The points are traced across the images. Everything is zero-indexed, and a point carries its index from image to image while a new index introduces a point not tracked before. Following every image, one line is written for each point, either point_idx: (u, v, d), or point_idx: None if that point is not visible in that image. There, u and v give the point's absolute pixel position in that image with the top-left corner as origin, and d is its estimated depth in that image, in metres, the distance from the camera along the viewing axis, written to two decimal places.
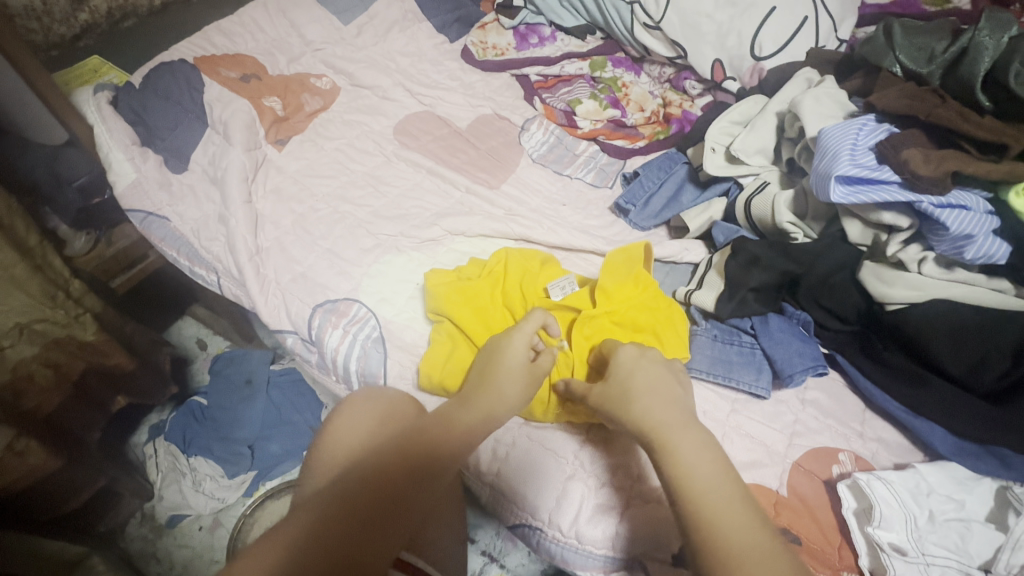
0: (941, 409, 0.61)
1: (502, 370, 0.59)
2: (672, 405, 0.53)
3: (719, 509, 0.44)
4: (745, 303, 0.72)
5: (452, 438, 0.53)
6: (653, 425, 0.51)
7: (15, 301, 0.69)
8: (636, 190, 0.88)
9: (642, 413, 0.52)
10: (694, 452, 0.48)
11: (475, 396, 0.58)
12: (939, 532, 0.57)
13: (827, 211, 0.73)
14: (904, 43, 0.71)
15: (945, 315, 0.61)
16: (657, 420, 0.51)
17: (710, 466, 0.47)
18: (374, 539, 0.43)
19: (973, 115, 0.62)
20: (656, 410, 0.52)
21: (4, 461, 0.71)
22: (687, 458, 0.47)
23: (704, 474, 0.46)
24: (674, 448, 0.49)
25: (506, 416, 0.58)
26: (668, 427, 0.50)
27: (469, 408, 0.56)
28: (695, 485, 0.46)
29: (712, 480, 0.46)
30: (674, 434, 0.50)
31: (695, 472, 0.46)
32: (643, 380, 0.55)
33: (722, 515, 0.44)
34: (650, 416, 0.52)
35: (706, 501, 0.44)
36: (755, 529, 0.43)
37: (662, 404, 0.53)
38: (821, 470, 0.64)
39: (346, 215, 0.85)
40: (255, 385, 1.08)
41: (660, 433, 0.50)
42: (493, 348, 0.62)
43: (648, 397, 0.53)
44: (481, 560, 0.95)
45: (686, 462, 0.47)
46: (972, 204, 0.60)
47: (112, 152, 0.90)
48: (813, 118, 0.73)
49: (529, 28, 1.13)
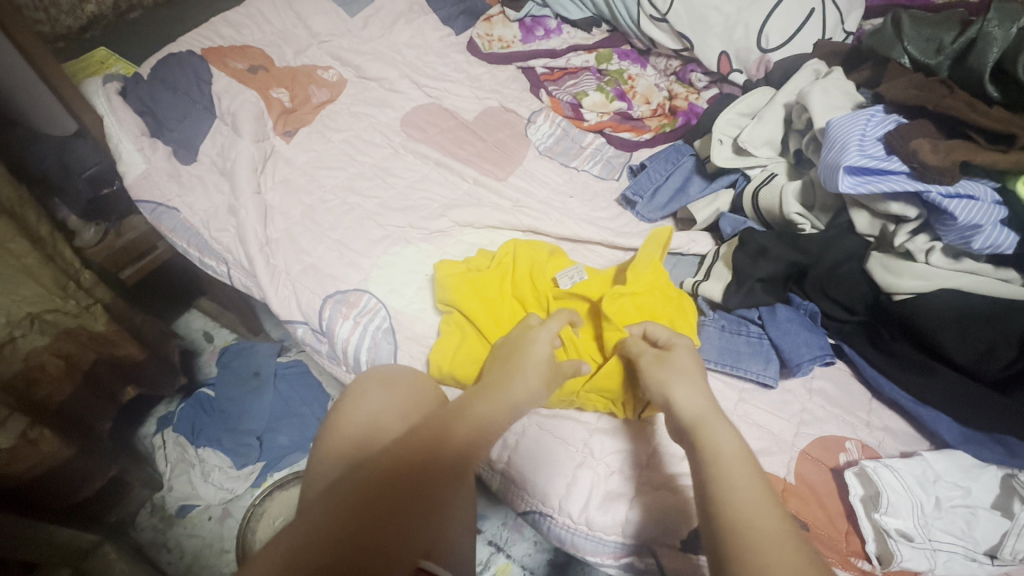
0: (947, 398, 0.62)
1: (526, 361, 0.59)
2: (709, 400, 0.53)
3: (739, 489, 0.44)
4: (752, 293, 0.72)
5: (474, 428, 0.52)
6: (690, 414, 0.52)
7: (27, 290, 0.69)
8: (643, 182, 0.88)
9: (684, 402, 0.53)
10: (727, 441, 0.49)
11: (495, 386, 0.57)
12: (945, 518, 0.58)
13: (835, 202, 0.73)
14: (912, 34, 0.72)
15: (952, 305, 0.62)
16: (695, 407, 0.52)
17: (740, 455, 0.47)
18: (411, 528, 0.41)
19: (981, 105, 0.63)
20: (694, 401, 0.53)
21: (19, 449, 0.71)
22: (722, 445, 0.48)
23: (734, 460, 0.47)
24: (707, 435, 0.49)
25: (527, 404, 0.57)
26: (706, 415, 0.51)
27: (488, 398, 0.55)
28: (724, 468, 0.46)
29: (739, 466, 0.46)
30: (710, 423, 0.51)
31: (726, 457, 0.47)
32: (673, 369, 0.56)
33: (742, 495, 0.44)
34: (693, 404, 0.53)
35: (732, 483, 0.45)
36: (774, 511, 0.43)
37: (699, 397, 0.53)
38: (828, 458, 0.64)
39: (355, 207, 0.85)
40: (263, 377, 1.09)
41: (696, 422, 0.51)
42: (516, 343, 0.62)
43: (686, 387, 0.54)
44: (488, 550, 0.96)
45: (719, 448, 0.48)
46: (980, 194, 0.60)
47: (122, 142, 0.91)
48: (821, 109, 0.73)
49: (535, 20, 1.13)
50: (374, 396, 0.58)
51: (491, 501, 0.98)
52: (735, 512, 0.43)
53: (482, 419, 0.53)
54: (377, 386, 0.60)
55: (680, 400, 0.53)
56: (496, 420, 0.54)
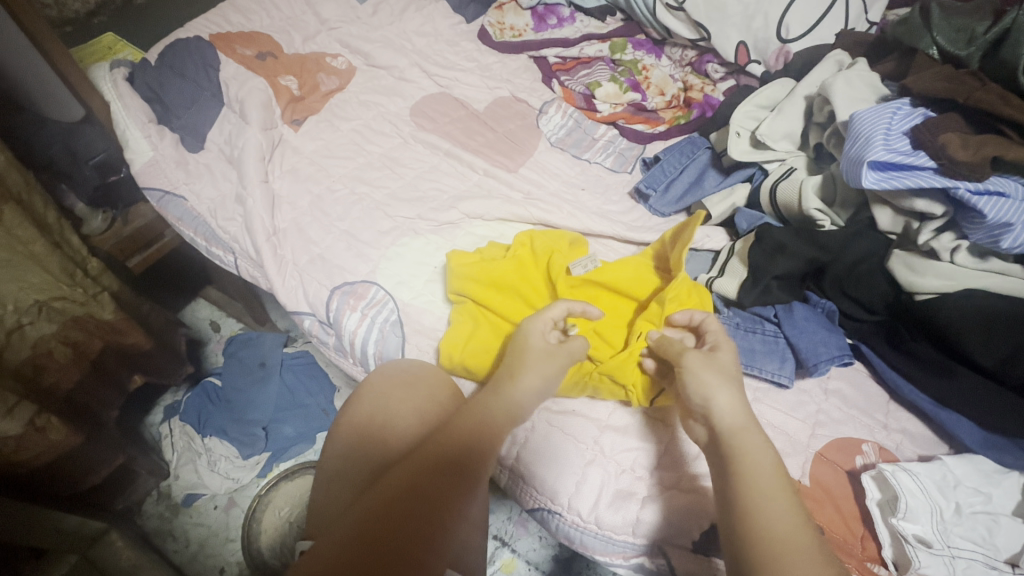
0: (969, 401, 0.60)
1: (528, 356, 0.57)
2: (743, 406, 0.52)
3: (772, 512, 0.44)
4: (768, 291, 0.71)
5: (479, 437, 0.51)
6: (727, 423, 0.51)
7: (34, 278, 0.69)
8: (657, 175, 0.86)
9: (723, 408, 0.52)
10: (760, 454, 0.48)
11: (495, 390, 0.56)
12: (965, 525, 0.56)
13: (856, 198, 0.71)
14: (941, 24, 0.69)
15: (978, 305, 0.59)
16: (732, 420, 0.51)
17: (773, 469, 0.47)
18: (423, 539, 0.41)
19: (1014, 98, 0.60)
20: (733, 408, 0.52)
21: (26, 437, 0.70)
22: (757, 459, 0.47)
23: (769, 476, 0.46)
24: (744, 448, 0.48)
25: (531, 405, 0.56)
26: (744, 429, 0.50)
27: (494, 402, 0.54)
28: (757, 483, 0.45)
29: (772, 481, 0.46)
30: (748, 435, 0.49)
31: (759, 472, 0.46)
32: (717, 373, 0.54)
33: (774, 513, 0.43)
34: (734, 412, 0.51)
35: (766, 500, 0.44)
36: (803, 530, 0.43)
37: (739, 403, 0.52)
38: (844, 460, 0.63)
39: (364, 197, 0.84)
40: (268, 368, 1.08)
41: (731, 430, 0.50)
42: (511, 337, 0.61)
43: (729, 389, 0.53)
44: (493, 545, 0.95)
45: (755, 463, 0.47)
46: (1011, 191, 0.58)
47: (129, 129, 0.90)
48: (844, 102, 0.71)
49: (548, 8, 1.11)
50: (383, 399, 0.58)
51: (496, 495, 0.98)
52: (764, 528, 0.43)
53: (488, 424, 0.52)
54: (387, 382, 0.60)
55: (721, 401, 0.52)
56: (500, 422, 0.53)
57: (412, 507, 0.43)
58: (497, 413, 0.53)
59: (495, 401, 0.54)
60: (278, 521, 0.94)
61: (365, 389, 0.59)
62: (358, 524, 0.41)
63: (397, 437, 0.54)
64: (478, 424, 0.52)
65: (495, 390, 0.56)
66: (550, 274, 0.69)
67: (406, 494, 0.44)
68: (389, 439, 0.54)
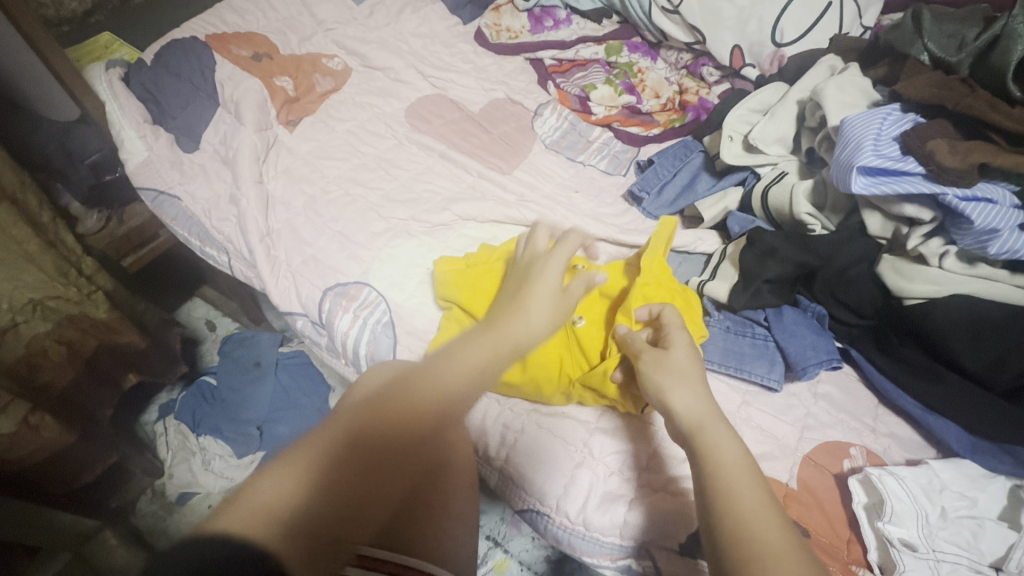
0: (956, 406, 0.60)
1: (534, 297, 0.58)
2: (705, 397, 0.52)
3: (745, 502, 0.43)
4: (758, 295, 0.71)
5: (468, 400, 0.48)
6: (688, 420, 0.50)
7: (28, 276, 0.69)
8: (650, 178, 0.87)
9: (677, 407, 0.51)
10: (727, 452, 0.46)
11: (491, 325, 0.54)
12: (950, 529, 0.56)
13: (847, 203, 0.71)
14: (933, 29, 0.70)
15: (965, 309, 0.60)
16: (696, 416, 0.50)
17: (747, 467, 0.45)
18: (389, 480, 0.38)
19: (1003, 104, 0.60)
20: (693, 405, 0.51)
21: (19, 434, 0.71)
22: (726, 458, 0.46)
23: (738, 474, 0.45)
24: (709, 446, 0.47)
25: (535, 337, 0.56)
26: (708, 421, 0.49)
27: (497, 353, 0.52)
28: (726, 480, 0.44)
29: (744, 480, 0.44)
30: (711, 429, 0.49)
31: (729, 472, 0.45)
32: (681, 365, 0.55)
33: (748, 507, 0.42)
34: (689, 410, 0.51)
35: (737, 498, 0.43)
36: (782, 523, 0.42)
37: (700, 399, 0.51)
38: (832, 464, 0.63)
39: (357, 198, 0.84)
40: (264, 367, 1.11)
41: (696, 427, 0.49)
42: (523, 271, 0.63)
43: (682, 392, 0.52)
44: (486, 545, 0.96)
45: (722, 462, 0.46)
46: (998, 197, 0.58)
47: (125, 130, 0.91)
48: (835, 106, 0.72)
49: (544, 10, 1.11)
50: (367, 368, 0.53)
51: (489, 497, 0.98)
52: (740, 523, 0.41)
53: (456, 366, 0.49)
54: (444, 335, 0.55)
55: (673, 398, 0.52)
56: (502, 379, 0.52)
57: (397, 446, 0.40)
58: (475, 359, 0.50)
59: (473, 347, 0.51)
60: None
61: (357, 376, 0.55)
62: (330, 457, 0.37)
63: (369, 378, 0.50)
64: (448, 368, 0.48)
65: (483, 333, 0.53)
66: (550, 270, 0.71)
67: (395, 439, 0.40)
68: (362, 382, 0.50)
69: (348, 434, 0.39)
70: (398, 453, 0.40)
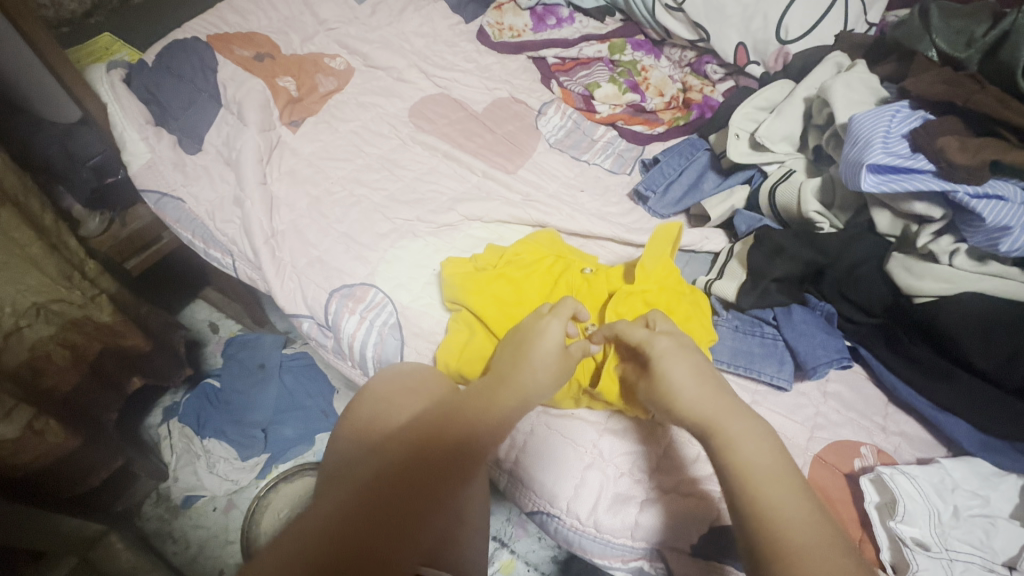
0: (967, 404, 0.60)
1: (536, 351, 0.57)
2: (716, 392, 0.51)
3: (782, 502, 0.42)
4: (767, 293, 0.70)
5: (478, 436, 0.50)
6: (706, 417, 0.49)
7: (32, 280, 0.69)
8: (656, 176, 0.86)
9: (689, 407, 0.50)
10: (753, 452, 0.46)
11: (502, 378, 0.55)
12: (963, 528, 0.56)
13: (856, 199, 0.71)
14: (940, 25, 0.69)
15: (976, 307, 0.59)
16: (711, 413, 0.49)
17: (775, 464, 0.45)
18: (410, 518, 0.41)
19: (1013, 101, 0.60)
20: (708, 402, 0.50)
21: (24, 439, 0.71)
22: (749, 457, 0.45)
23: (769, 473, 0.44)
24: (733, 446, 0.46)
25: (537, 397, 0.56)
26: (723, 417, 0.48)
27: (501, 392, 0.54)
28: (757, 482, 0.43)
29: (777, 481, 0.44)
30: (732, 425, 0.48)
31: (758, 473, 0.44)
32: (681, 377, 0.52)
33: (786, 507, 0.42)
34: (703, 408, 0.50)
35: (773, 501, 0.42)
36: (817, 521, 0.42)
37: (712, 397, 0.51)
38: (843, 463, 0.63)
39: (362, 199, 0.84)
40: (268, 369, 1.10)
41: (717, 427, 0.48)
42: (517, 332, 0.60)
43: (693, 390, 0.51)
44: (492, 545, 0.96)
45: (751, 464, 0.45)
46: (1010, 194, 0.58)
47: (127, 131, 0.90)
48: (843, 104, 0.71)
49: (547, 8, 1.10)
50: (383, 402, 0.56)
51: (496, 497, 0.98)
52: (776, 524, 0.41)
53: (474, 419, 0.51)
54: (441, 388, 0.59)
55: (684, 399, 0.51)
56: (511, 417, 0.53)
57: (412, 486, 0.43)
58: (492, 411, 0.52)
59: (490, 400, 0.53)
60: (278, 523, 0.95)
61: (369, 396, 0.57)
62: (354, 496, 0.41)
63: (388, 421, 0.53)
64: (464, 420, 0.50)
65: (497, 384, 0.55)
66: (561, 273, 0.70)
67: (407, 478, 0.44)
68: (382, 423, 0.53)
69: (370, 481, 0.42)
70: (425, 499, 0.43)
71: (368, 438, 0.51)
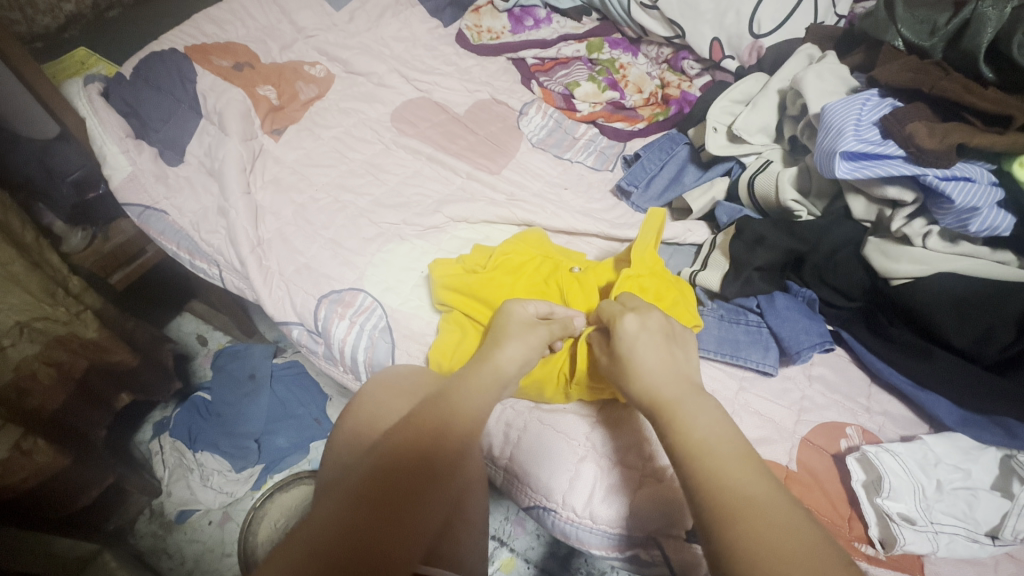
0: (944, 382, 0.62)
1: (506, 333, 0.59)
2: (674, 371, 0.53)
3: (730, 468, 0.43)
4: (750, 282, 0.71)
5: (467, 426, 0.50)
6: (664, 396, 0.51)
7: (14, 298, 0.68)
8: (637, 172, 0.88)
9: (645, 390, 0.52)
10: (702, 424, 0.47)
11: (481, 361, 0.57)
12: (947, 501, 0.58)
13: (831, 188, 0.73)
14: (906, 16, 0.71)
15: (950, 288, 0.61)
16: (667, 394, 0.51)
17: (723, 435, 0.46)
18: (406, 518, 0.41)
19: (977, 86, 0.62)
20: (663, 381, 0.52)
21: (11, 460, 0.70)
22: (699, 434, 0.46)
23: (721, 447, 0.45)
24: (683, 419, 0.48)
25: (513, 372, 0.57)
26: (678, 397, 0.50)
27: (484, 379, 0.55)
28: (706, 453, 0.44)
29: (722, 449, 0.45)
30: (687, 404, 0.49)
31: (705, 442, 0.45)
32: (645, 360, 0.54)
33: (734, 473, 0.43)
34: (660, 388, 0.51)
35: (720, 471, 0.43)
36: (765, 483, 0.42)
37: (666, 372, 0.53)
38: (830, 444, 0.64)
39: (347, 205, 0.84)
40: (258, 379, 1.10)
41: (672, 403, 0.50)
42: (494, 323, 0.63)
43: (653, 368, 0.53)
44: (492, 545, 0.96)
45: (696, 434, 0.46)
46: (976, 176, 0.60)
47: (107, 145, 0.90)
48: (815, 94, 0.73)
49: (524, 10, 1.11)
50: (377, 406, 0.56)
51: (493, 496, 0.99)
52: (720, 487, 0.42)
53: (468, 411, 0.51)
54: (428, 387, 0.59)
55: (638, 369, 0.54)
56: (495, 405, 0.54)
57: (405, 482, 0.43)
58: (478, 400, 0.53)
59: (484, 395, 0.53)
60: (275, 533, 0.95)
61: (361, 401, 0.57)
62: (344, 498, 0.41)
63: (381, 426, 0.53)
64: (457, 410, 0.51)
65: (479, 370, 0.56)
66: (549, 270, 0.71)
67: (400, 474, 0.44)
68: (375, 429, 0.53)
69: (363, 482, 0.43)
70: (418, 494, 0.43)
71: (362, 445, 0.52)
